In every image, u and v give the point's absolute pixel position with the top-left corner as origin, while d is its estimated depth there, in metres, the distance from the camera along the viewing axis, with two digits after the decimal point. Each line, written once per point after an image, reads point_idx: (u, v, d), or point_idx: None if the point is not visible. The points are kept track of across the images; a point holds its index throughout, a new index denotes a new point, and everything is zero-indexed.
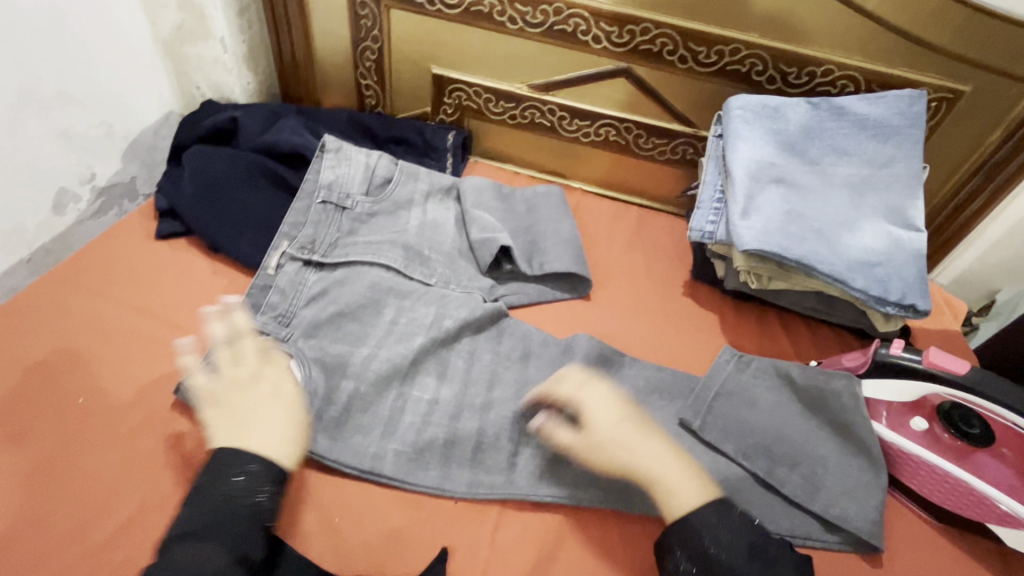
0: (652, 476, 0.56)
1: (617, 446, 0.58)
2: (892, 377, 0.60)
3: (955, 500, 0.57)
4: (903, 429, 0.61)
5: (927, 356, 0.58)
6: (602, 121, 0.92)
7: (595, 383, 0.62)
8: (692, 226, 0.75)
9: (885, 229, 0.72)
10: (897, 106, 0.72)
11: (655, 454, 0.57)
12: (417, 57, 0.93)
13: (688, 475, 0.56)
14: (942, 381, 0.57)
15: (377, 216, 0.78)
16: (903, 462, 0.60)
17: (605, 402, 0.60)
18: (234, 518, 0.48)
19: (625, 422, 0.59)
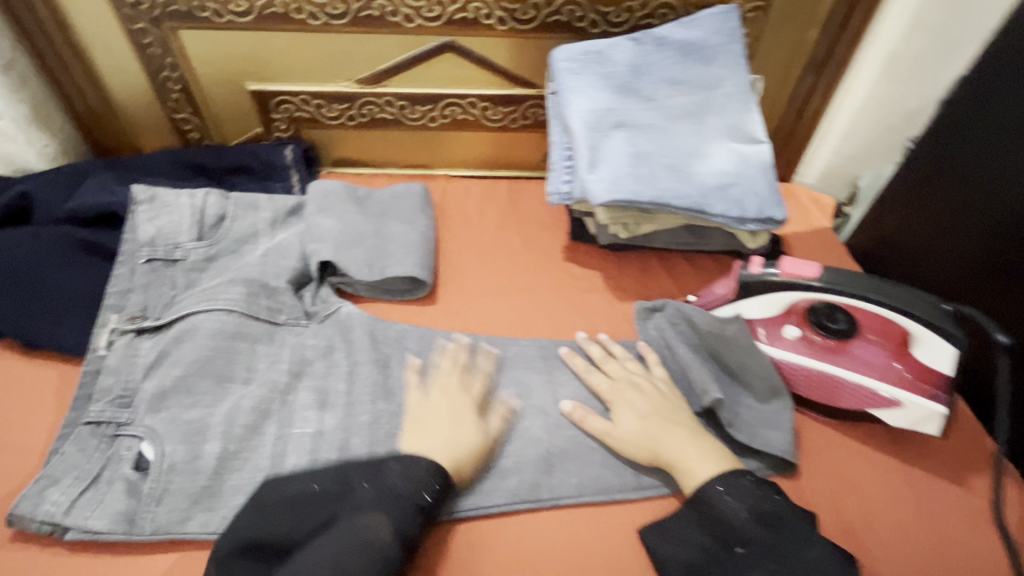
0: (676, 463, 0.55)
1: (642, 443, 0.57)
2: (757, 294, 0.60)
3: (839, 397, 0.59)
4: (778, 342, 0.61)
5: (783, 267, 0.58)
6: (444, 102, 0.87)
7: (625, 382, 0.61)
8: (550, 190, 0.72)
9: (731, 149, 0.72)
10: (711, 25, 0.72)
11: (677, 439, 0.56)
12: (227, 77, 0.84)
13: (706, 454, 0.55)
14: (800, 288, 0.58)
15: (217, 259, 0.71)
16: (785, 372, 0.61)
17: (636, 400, 0.59)
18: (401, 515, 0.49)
19: (651, 416, 0.58)
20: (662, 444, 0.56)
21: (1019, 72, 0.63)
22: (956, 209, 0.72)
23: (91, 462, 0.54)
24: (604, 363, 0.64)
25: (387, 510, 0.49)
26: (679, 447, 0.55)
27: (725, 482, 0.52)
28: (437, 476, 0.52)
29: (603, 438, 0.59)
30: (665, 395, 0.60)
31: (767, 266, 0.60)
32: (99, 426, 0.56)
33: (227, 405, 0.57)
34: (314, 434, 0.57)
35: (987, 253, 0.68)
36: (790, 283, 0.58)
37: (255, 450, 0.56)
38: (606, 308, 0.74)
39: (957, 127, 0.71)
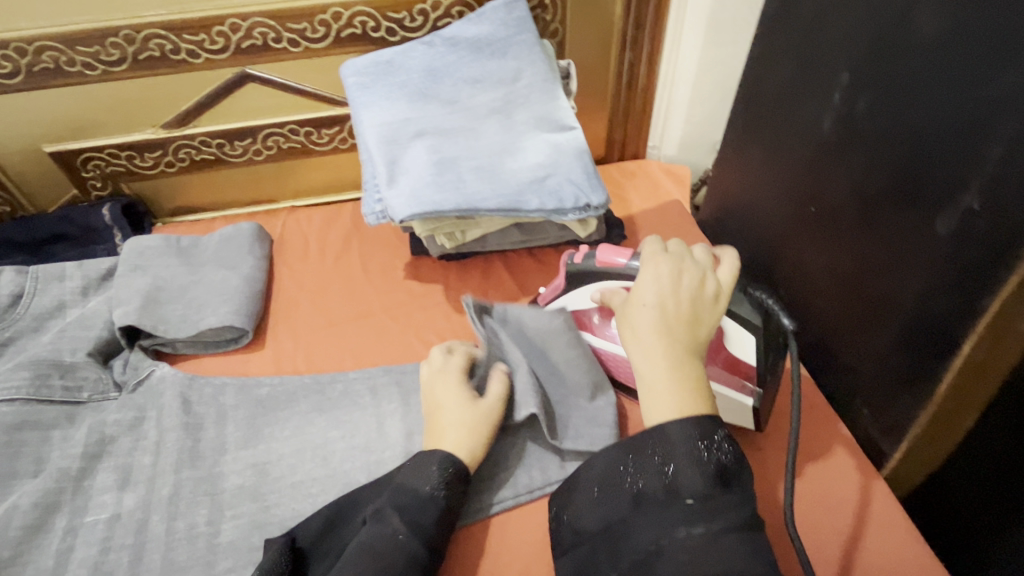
0: (647, 377, 0.44)
1: (633, 327, 0.46)
2: (583, 285, 0.60)
3: None
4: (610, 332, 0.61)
5: (599, 257, 0.58)
6: (263, 133, 0.83)
7: (673, 259, 0.49)
8: (364, 211, 0.69)
9: (542, 139, 0.70)
10: (499, 18, 0.71)
11: (651, 354, 0.44)
12: (21, 141, 0.78)
13: (680, 385, 0.43)
14: (616, 276, 0.57)
15: (14, 341, 0.66)
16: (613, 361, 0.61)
17: (666, 275, 0.47)
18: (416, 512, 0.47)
19: (696, 311, 0.47)
20: (644, 349, 0.45)
21: (781, 21, 0.61)
22: (767, 172, 0.68)
23: None
24: (659, 240, 0.52)
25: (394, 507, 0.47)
26: (654, 361, 0.44)
27: (679, 435, 0.41)
28: (452, 474, 0.49)
29: (617, 313, 0.49)
30: (690, 286, 0.47)
31: (587, 257, 0.59)
32: None
33: (5, 506, 0.53)
34: (109, 518, 0.54)
35: (796, 216, 0.64)
36: (607, 274, 0.57)
37: (41, 548, 0.52)
38: (444, 323, 0.72)
39: (756, 88, 0.67)
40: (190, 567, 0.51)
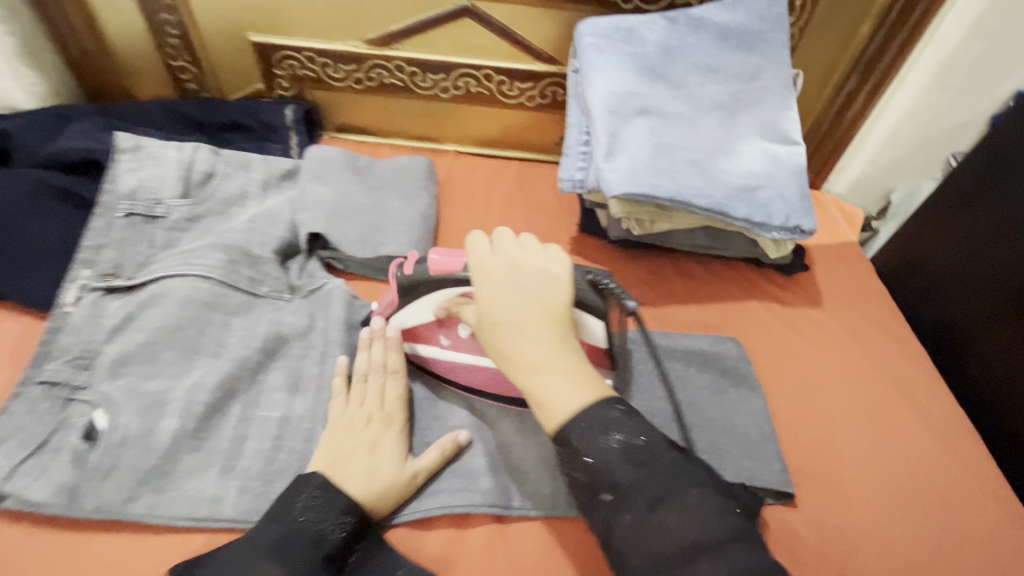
0: (538, 388, 0.44)
1: (503, 351, 0.45)
2: (417, 299, 0.54)
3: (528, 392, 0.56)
4: (450, 337, 0.56)
5: (431, 262, 0.52)
6: (458, 71, 0.81)
7: (504, 271, 0.46)
8: (562, 176, 0.67)
9: (762, 147, 0.66)
10: (756, 9, 0.66)
11: (531, 364, 0.44)
12: (229, 24, 0.78)
13: (568, 384, 0.44)
14: (455, 283, 0.52)
15: (201, 220, 0.66)
16: (465, 373, 0.57)
17: (507, 288, 0.45)
18: (304, 541, 0.44)
19: (542, 300, 0.45)
20: (528, 367, 0.44)
21: None
22: (972, 251, 0.71)
23: (41, 425, 0.50)
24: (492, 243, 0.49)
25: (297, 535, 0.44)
26: (542, 361, 0.44)
27: (594, 414, 0.43)
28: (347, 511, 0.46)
29: (479, 339, 0.47)
30: (529, 287, 0.46)
31: (419, 266, 0.53)
32: (53, 387, 0.53)
33: (191, 380, 0.54)
34: (280, 418, 0.54)
35: (1017, 301, 0.65)
36: (441, 280, 0.52)
37: (217, 431, 0.52)
38: None
39: (991, 168, 0.69)
40: None
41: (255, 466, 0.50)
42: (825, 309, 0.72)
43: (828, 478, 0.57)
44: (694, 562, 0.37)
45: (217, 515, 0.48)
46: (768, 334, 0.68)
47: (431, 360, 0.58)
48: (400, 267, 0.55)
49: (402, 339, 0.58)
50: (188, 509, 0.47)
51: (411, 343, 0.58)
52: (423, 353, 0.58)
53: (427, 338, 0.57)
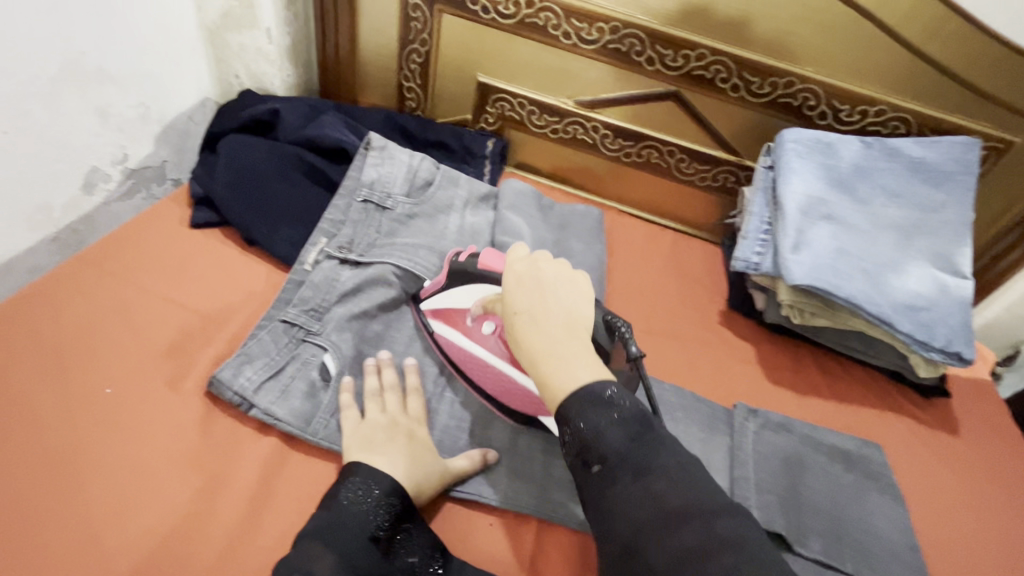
0: (546, 372, 0.46)
1: (521, 352, 0.49)
2: (463, 285, 0.63)
3: (519, 402, 0.61)
4: (473, 329, 0.62)
5: (481, 258, 0.61)
6: (645, 142, 0.90)
7: (531, 271, 0.52)
8: (737, 256, 0.74)
9: (931, 274, 0.71)
10: (951, 152, 0.73)
11: (544, 350, 0.47)
12: (464, 63, 0.91)
13: (576, 363, 0.46)
14: (492, 281, 0.60)
15: (416, 219, 0.77)
16: (474, 368, 0.62)
17: (537, 290, 0.50)
18: (347, 525, 0.47)
19: (567, 308, 0.49)
20: (536, 355, 0.47)
21: None
22: None
23: (279, 354, 0.60)
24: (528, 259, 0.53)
25: (338, 523, 0.47)
26: (550, 350, 0.47)
27: (589, 391, 0.44)
28: (390, 493, 0.50)
29: (502, 331, 0.51)
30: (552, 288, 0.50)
31: (471, 258, 0.62)
32: (291, 327, 0.63)
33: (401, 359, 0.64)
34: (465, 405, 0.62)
35: None
36: (486, 275, 0.60)
37: None
38: (752, 386, 0.75)
39: None
40: (529, 480, 0.59)
41: (446, 442, 0.60)
42: (962, 439, 0.74)
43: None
44: (676, 529, 0.38)
45: None
46: (903, 446, 0.71)
47: (446, 344, 0.64)
48: (456, 255, 0.65)
49: (433, 314, 0.66)
50: None
51: (439, 326, 0.65)
52: (443, 338, 0.64)
53: (453, 326, 0.64)
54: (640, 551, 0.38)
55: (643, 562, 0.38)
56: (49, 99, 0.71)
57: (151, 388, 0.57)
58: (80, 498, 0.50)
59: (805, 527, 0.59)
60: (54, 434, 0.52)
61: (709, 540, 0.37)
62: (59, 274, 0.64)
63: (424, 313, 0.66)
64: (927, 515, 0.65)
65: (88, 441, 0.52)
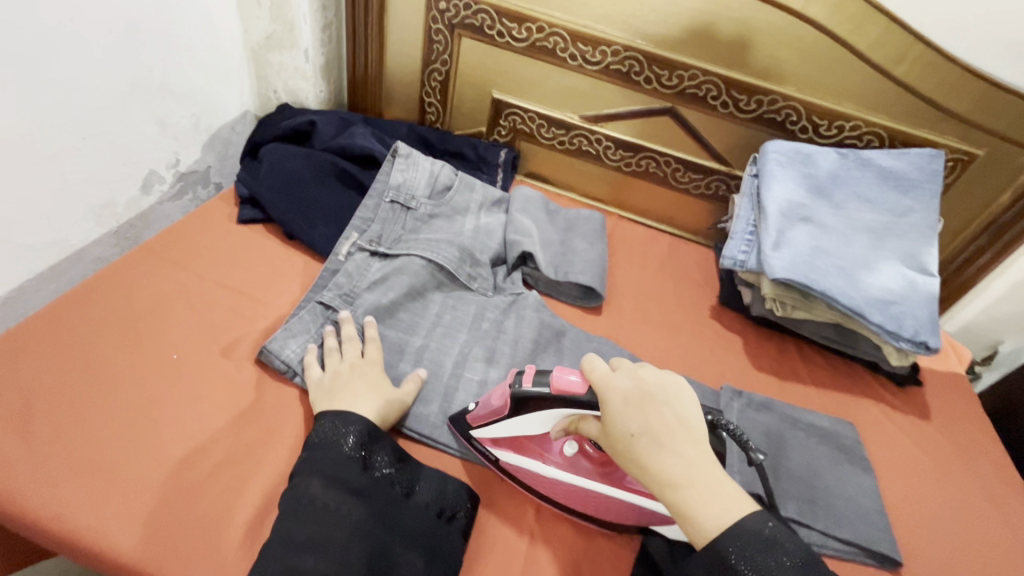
0: (687, 501, 0.49)
1: (651, 482, 0.50)
2: (527, 412, 0.59)
3: (618, 514, 0.59)
4: (552, 457, 0.61)
5: (554, 383, 0.56)
6: (644, 153, 0.99)
7: (634, 389, 0.53)
8: (725, 254, 0.82)
9: (900, 271, 0.78)
10: (917, 162, 0.81)
11: (676, 476, 0.49)
12: (480, 81, 1.01)
13: (716, 492, 0.49)
14: (570, 403, 0.56)
15: (436, 218, 0.85)
16: (560, 493, 0.61)
17: (651, 415, 0.51)
18: (328, 456, 0.56)
19: (681, 418, 0.52)
20: (673, 484, 0.49)
21: None
22: None
23: (317, 331, 0.69)
24: (624, 376, 0.54)
25: (320, 458, 0.56)
26: (685, 478, 0.49)
27: (747, 531, 0.48)
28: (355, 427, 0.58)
29: (616, 452, 0.52)
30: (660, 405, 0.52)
31: (539, 383, 0.57)
32: (326, 308, 0.71)
33: (421, 339, 0.73)
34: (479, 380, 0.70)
35: None
36: (562, 399, 0.56)
37: (440, 377, 0.70)
38: (739, 372, 0.82)
39: None
40: None
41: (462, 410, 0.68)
42: (933, 424, 0.80)
43: (921, 551, 0.66)
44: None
45: (434, 436, 0.65)
46: (878, 427, 0.78)
47: (524, 472, 0.62)
48: (517, 378, 0.59)
49: (495, 443, 0.63)
50: (416, 424, 0.65)
51: (507, 455, 0.62)
52: (518, 469, 0.62)
53: (527, 454, 0.62)
54: None
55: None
56: (118, 111, 0.81)
57: (211, 356, 0.66)
58: (153, 445, 0.58)
59: (784, 492, 0.66)
60: (129, 391, 0.61)
61: None
62: (127, 260, 0.73)
63: (484, 443, 0.63)
64: (897, 488, 0.72)
65: (158, 397, 0.61)
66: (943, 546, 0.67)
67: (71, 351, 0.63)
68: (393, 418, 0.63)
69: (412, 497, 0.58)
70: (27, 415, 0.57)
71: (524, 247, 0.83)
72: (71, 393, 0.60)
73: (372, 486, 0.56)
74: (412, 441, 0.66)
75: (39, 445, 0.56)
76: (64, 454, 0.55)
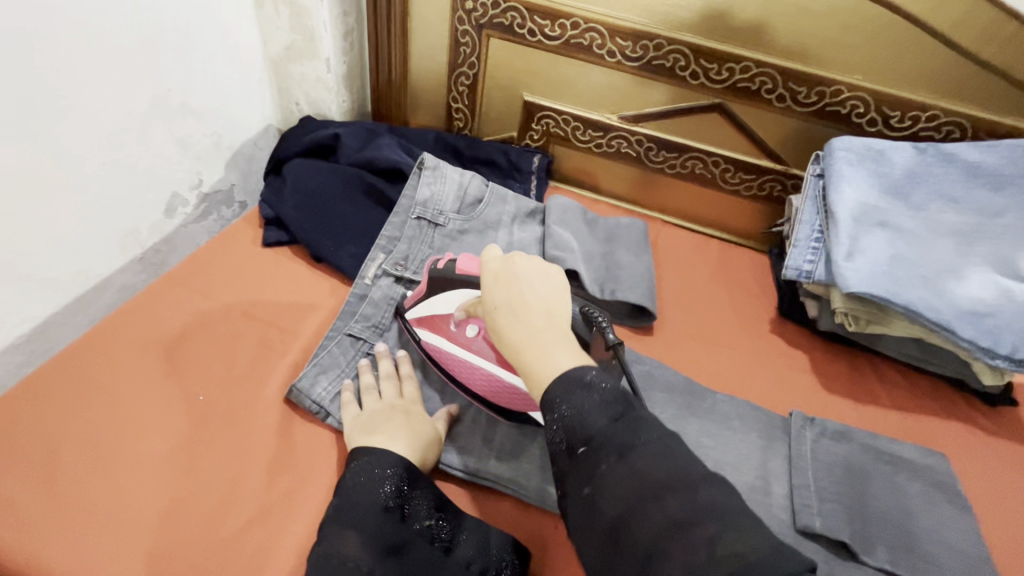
0: (528, 359, 0.49)
1: (507, 348, 0.51)
2: (440, 292, 0.64)
3: (511, 400, 0.60)
4: (456, 334, 0.63)
5: (459, 263, 0.64)
6: (689, 154, 0.91)
7: (507, 267, 0.54)
8: (788, 264, 0.74)
9: (994, 280, 0.69)
10: (1010, 155, 0.71)
11: (528, 336, 0.50)
12: (510, 84, 0.95)
13: (562, 352, 0.48)
14: (470, 284, 0.62)
15: (467, 235, 0.80)
16: (465, 372, 0.62)
17: (515, 288, 0.52)
18: (367, 507, 0.50)
19: (542, 301, 0.52)
20: (517, 347, 0.50)
21: None
22: None
23: (348, 365, 0.65)
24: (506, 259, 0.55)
25: (356, 510, 0.50)
26: (533, 341, 0.49)
27: (572, 377, 0.46)
28: (396, 473, 0.53)
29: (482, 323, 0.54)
30: (530, 285, 0.53)
31: (448, 264, 0.64)
32: (356, 341, 0.67)
33: None
34: None
35: None
36: (464, 281, 0.62)
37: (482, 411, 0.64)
38: (808, 394, 0.74)
39: None
40: None
41: (508, 445, 0.62)
42: None
43: None
44: (660, 500, 0.40)
45: (481, 472, 0.60)
46: (970, 456, 0.69)
47: (434, 349, 0.64)
48: (438, 263, 0.66)
49: (418, 322, 0.66)
50: (460, 462, 0.60)
51: (425, 333, 0.65)
52: (431, 345, 0.65)
53: (438, 332, 0.64)
54: (624, 522, 0.40)
55: (630, 533, 0.40)
56: (139, 134, 0.78)
57: (240, 395, 0.62)
58: (182, 498, 0.54)
59: (871, 537, 0.58)
60: (155, 437, 0.57)
61: (694, 512, 0.39)
62: (151, 292, 0.70)
63: (411, 322, 0.67)
64: (1001, 528, 0.63)
65: (187, 445, 0.57)
66: None
67: (94, 394, 0.60)
68: (433, 454, 0.58)
69: (451, 553, 0.52)
70: (51, 467, 0.54)
71: (567, 263, 0.77)
72: (95, 442, 0.56)
73: (411, 540, 0.51)
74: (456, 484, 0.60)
75: (65, 501, 0.52)
76: (89, 510, 0.52)
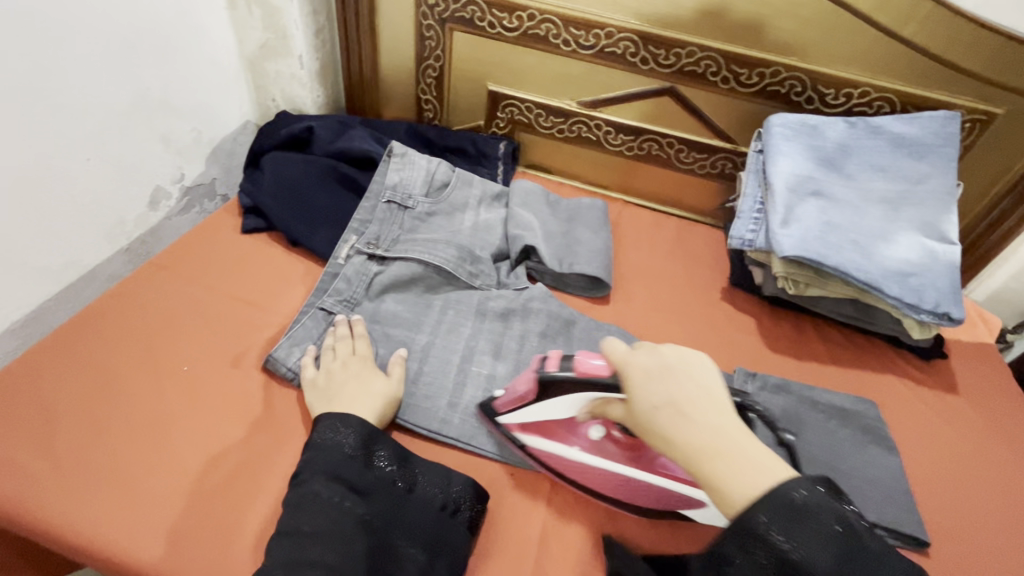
0: (718, 473, 0.46)
1: (682, 458, 0.48)
2: (551, 397, 0.60)
3: (640, 499, 0.60)
4: (579, 440, 0.62)
5: (577, 365, 0.58)
6: (645, 136, 0.97)
7: (655, 361, 0.51)
8: (733, 234, 0.80)
9: (919, 241, 0.75)
10: (932, 126, 0.77)
11: (710, 441, 0.47)
12: (475, 75, 1.00)
13: (764, 457, 0.46)
14: (590, 386, 0.57)
15: (435, 216, 0.85)
16: (584, 475, 0.62)
17: (669, 386, 0.50)
18: (331, 457, 0.56)
19: (703, 393, 0.50)
20: (715, 455, 0.46)
21: None
22: None
23: (320, 337, 0.70)
24: (647, 352, 0.52)
25: (323, 460, 0.56)
26: (718, 448, 0.47)
27: (776, 497, 0.43)
28: (356, 429, 0.58)
29: (637, 426, 0.51)
30: (682, 381, 0.50)
31: (563, 368, 0.59)
32: (328, 315, 0.72)
33: (425, 338, 0.73)
34: (488, 375, 0.71)
35: None
36: (585, 382, 0.57)
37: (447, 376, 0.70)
38: (754, 354, 0.80)
39: None
40: None
41: (472, 406, 0.68)
42: (962, 398, 0.77)
43: (950, 531, 0.64)
44: None
45: (444, 432, 0.66)
46: (899, 403, 0.76)
47: (552, 457, 0.63)
48: (541, 365, 0.61)
49: (522, 429, 0.64)
50: (425, 422, 0.66)
51: (533, 439, 0.63)
52: (544, 454, 0.63)
53: (555, 438, 0.63)
54: None
55: None
56: (121, 131, 0.83)
57: (222, 365, 0.67)
58: (168, 456, 0.59)
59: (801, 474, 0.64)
60: (142, 403, 0.62)
61: None
62: (135, 277, 0.75)
63: (511, 429, 0.64)
64: (924, 466, 0.69)
65: (173, 409, 0.62)
66: (971, 524, 0.65)
67: (84, 369, 0.64)
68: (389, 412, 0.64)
69: (414, 493, 0.58)
70: (50, 431, 0.59)
71: (526, 242, 0.83)
72: (86, 410, 0.61)
73: (375, 486, 0.57)
74: (423, 441, 0.66)
75: (58, 461, 0.57)
76: (82, 468, 0.57)
